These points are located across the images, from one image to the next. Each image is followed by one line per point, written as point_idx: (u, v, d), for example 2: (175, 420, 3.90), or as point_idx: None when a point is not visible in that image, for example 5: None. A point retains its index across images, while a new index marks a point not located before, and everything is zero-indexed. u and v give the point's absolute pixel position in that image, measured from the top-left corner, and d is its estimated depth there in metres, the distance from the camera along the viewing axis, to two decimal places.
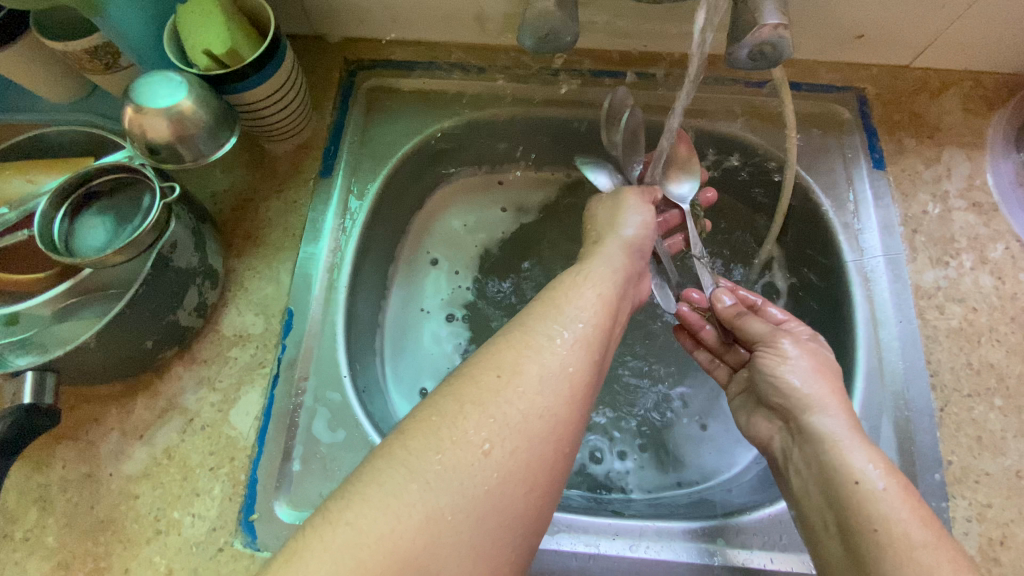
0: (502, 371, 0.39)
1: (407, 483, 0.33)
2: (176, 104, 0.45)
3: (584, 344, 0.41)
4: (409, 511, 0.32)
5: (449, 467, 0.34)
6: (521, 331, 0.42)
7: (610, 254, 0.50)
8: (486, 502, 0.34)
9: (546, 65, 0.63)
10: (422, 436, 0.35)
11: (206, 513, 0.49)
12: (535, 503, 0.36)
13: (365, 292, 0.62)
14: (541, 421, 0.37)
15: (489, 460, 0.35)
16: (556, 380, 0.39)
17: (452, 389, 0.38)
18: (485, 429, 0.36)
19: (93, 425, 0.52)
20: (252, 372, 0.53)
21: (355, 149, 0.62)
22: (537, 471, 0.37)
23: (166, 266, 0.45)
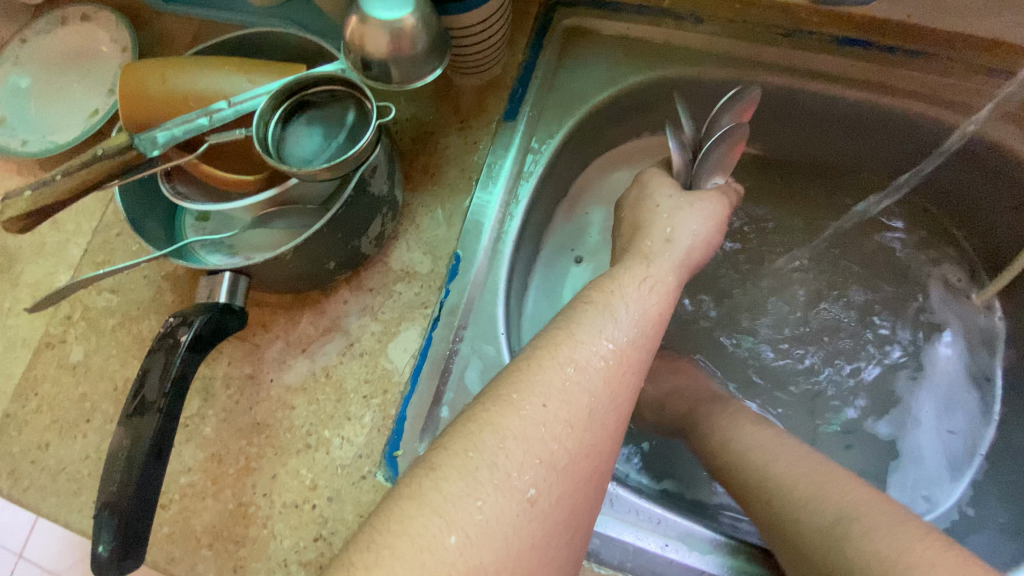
0: (547, 400, 0.36)
1: (446, 537, 0.30)
2: (400, 19, 0.42)
3: (621, 363, 0.40)
4: (449, 572, 0.29)
5: (492, 516, 0.31)
6: (556, 350, 0.38)
7: (658, 261, 0.47)
8: (529, 556, 0.32)
9: (779, 23, 0.55)
10: (459, 476, 0.32)
11: (354, 438, 0.50)
12: (574, 544, 0.35)
13: (526, 251, 0.59)
14: (587, 461, 0.36)
15: (536, 507, 0.33)
16: (601, 413, 0.37)
17: (488, 417, 0.35)
18: (529, 472, 0.33)
19: (260, 330, 0.53)
20: (414, 311, 0.52)
21: (542, 95, 0.58)
22: (577, 513, 0.35)
23: (364, 191, 0.44)
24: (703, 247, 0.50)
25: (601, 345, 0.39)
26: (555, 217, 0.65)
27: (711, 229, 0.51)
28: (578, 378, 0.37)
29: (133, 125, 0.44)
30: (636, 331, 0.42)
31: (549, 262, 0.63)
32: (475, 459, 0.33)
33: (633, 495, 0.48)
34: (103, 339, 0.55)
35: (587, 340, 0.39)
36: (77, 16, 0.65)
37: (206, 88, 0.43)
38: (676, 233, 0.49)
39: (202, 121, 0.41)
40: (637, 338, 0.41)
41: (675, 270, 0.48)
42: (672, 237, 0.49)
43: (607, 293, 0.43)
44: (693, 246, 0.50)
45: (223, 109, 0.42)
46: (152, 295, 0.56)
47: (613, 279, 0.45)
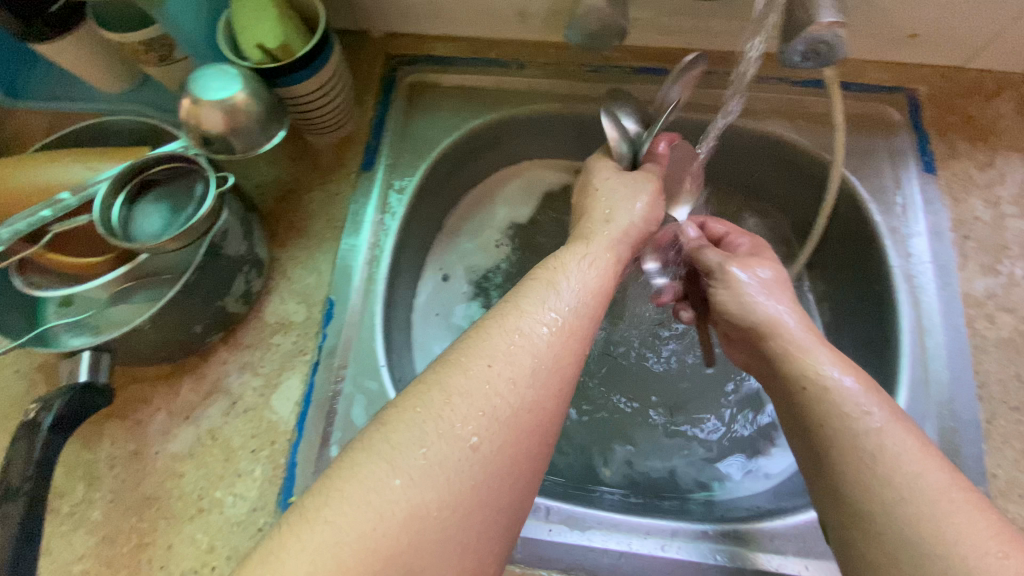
0: (492, 361, 0.38)
1: (391, 479, 0.33)
2: (232, 96, 0.46)
3: (567, 332, 0.41)
4: (392, 508, 0.32)
5: (435, 461, 0.34)
6: (504, 320, 0.40)
7: (597, 239, 0.48)
8: (472, 497, 0.34)
9: (587, 61, 0.64)
10: (407, 427, 0.35)
11: (247, 494, 0.51)
12: (514, 496, 0.36)
13: (402, 287, 0.63)
14: (530, 415, 0.37)
15: (477, 454, 0.35)
16: (545, 373, 0.39)
17: (438, 377, 0.38)
18: (472, 422, 0.35)
19: (141, 404, 0.54)
20: (293, 360, 0.54)
21: (396, 143, 0.63)
22: (520, 466, 0.36)
23: (217, 254, 0.47)
24: (645, 224, 0.51)
25: (546, 314, 0.41)
26: (432, 250, 0.69)
27: (656, 199, 0.51)
28: (523, 342, 0.39)
29: None
30: (582, 300, 0.43)
31: (433, 291, 0.67)
32: (421, 414, 0.36)
33: None
34: None
35: (532, 311, 0.41)
36: None
37: (48, 181, 0.46)
38: (613, 213, 0.50)
39: (46, 213, 0.43)
40: (584, 312, 0.42)
41: (629, 242, 0.49)
42: (612, 217, 0.50)
43: (551, 270, 0.45)
44: (633, 224, 0.50)
45: (66, 198, 0.44)
46: (25, 389, 0.55)
47: (557, 257, 0.46)
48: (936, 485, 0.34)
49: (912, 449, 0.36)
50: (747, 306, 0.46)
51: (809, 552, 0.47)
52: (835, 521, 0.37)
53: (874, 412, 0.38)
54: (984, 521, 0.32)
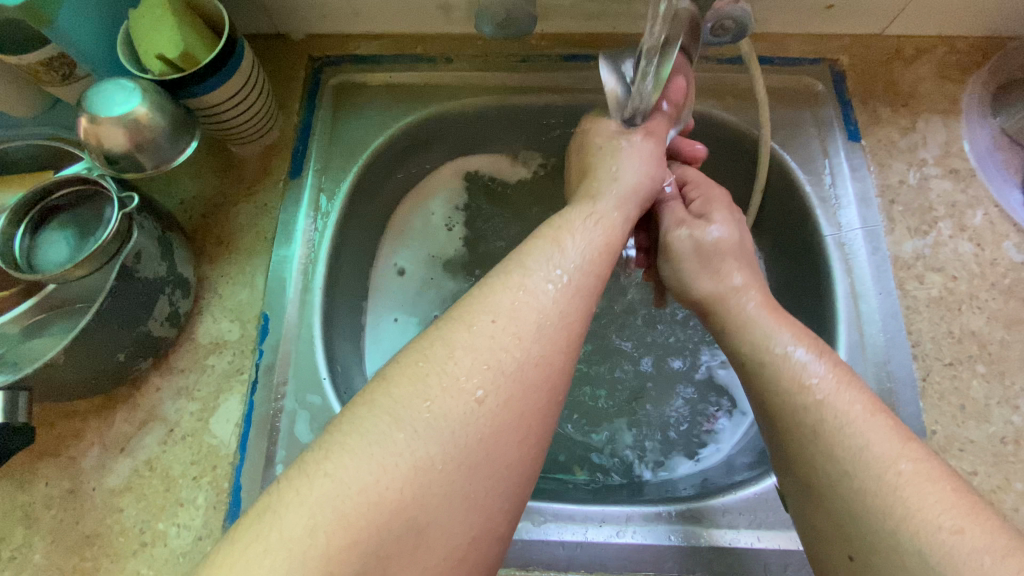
0: (496, 316, 0.35)
1: (395, 433, 0.31)
2: (132, 111, 0.44)
3: (575, 288, 0.39)
4: (396, 462, 0.30)
5: (439, 415, 0.32)
6: (508, 278, 0.38)
7: (606, 198, 0.46)
8: (477, 451, 0.32)
9: (515, 52, 0.63)
10: (410, 382, 0.33)
11: (191, 522, 0.49)
12: (526, 453, 0.34)
13: (344, 295, 0.61)
14: (536, 369, 0.35)
15: (483, 408, 0.33)
16: (551, 328, 0.36)
17: (441, 334, 0.35)
18: (477, 375, 0.34)
19: (73, 440, 0.52)
20: (230, 380, 0.52)
21: (325, 148, 0.62)
22: (529, 424, 0.34)
23: (132, 278, 0.44)
24: (648, 181, 0.48)
25: (552, 273, 0.38)
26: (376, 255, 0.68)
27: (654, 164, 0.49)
28: (528, 299, 0.37)
29: None
30: (587, 261, 0.41)
31: (382, 292, 0.66)
32: (426, 367, 0.34)
33: None
34: None
35: (537, 268, 0.38)
36: None
37: None
38: (622, 173, 0.47)
39: None
40: (591, 267, 0.40)
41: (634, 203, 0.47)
42: (619, 176, 0.47)
43: (556, 228, 0.42)
44: (640, 183, 0.47)
45: None
46: None
47: (561, 216, 0.44)
48: (884, 457, 0.33)
49: (857, 417, 0.35)
50: (686, 283, 0.48)
51: (759, 523, 0.47)
52: (790, 488, 0.37)
53: (818, 382, 0.37)
54: (935, 493, 0.31)
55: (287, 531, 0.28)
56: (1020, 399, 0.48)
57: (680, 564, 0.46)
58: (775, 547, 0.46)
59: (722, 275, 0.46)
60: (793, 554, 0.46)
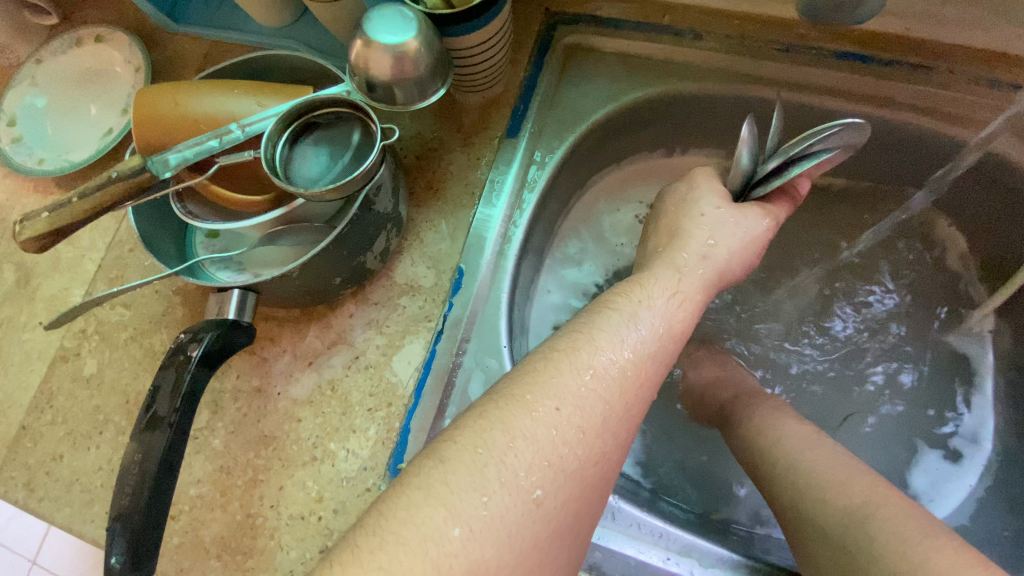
0: (561, 404, 0.36)
1: (450, 529, 0.31)
2: (404, 42, 0.43)
3: (637, 376, 0.39)
4: (452, 563, 0.30)
5: (497, 514, 0.32)
6: (574, 355, 0.38)
7: (690, 275, 0.46)
8: (532, 556, 0.32)
9: (777, 38, 0.56)
10: (467, 471, 0.33)
11: (359, 451, 0.50)
12: (569, 553, 0.35)
13: (528, 265, 0.59)
14: (595, 468, 0.36)
15: (539, 509, 0.33)
16: (615, 422, 0.37)
17: (500, 416, 0.35)
18: (537, 473, 0.34)
19: (268, 343, 0.54)
20: (418, 324, 0.53)
21: (544, 111, 0.59)
22: (581, 520, 0.36)
23: (370, 209, 0.45)
24: (738, 267, 0.49)
25: (620, 355, 0.39)
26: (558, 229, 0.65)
27: (754, 249, 0.49)
28: (595, 384, 0.37)
29: (146, 147, 0.46)
30: (657, 345, 0.41)
31: (555, 268, 0.64)
32: (484, 456, 0.33)
33: (635, 508, 0.48)
34: (115, 352, 0.57)
35: (606, 349, 0.39)
36: (91, 37, 0.67)
37: (218, 111, 0.45)
38: (716, 247, 0.47)
39: (213, 143, 0.43)
40: (653, 356, 0.41)
41: (704, 288, 0.46)
42: (711, 251, 0.47)
43: (631, 300, 0.43)
44: (729, 262, 0.48)
45: (233, 131, 0.44)
46: (163, 310, 0.57)
47: (641, 285, 0.45)
48: None
49: (806, 445, 0.47)
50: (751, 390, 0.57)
51: None
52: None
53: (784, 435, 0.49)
54: None
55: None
56: None
57: None
58: None
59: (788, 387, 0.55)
60: None
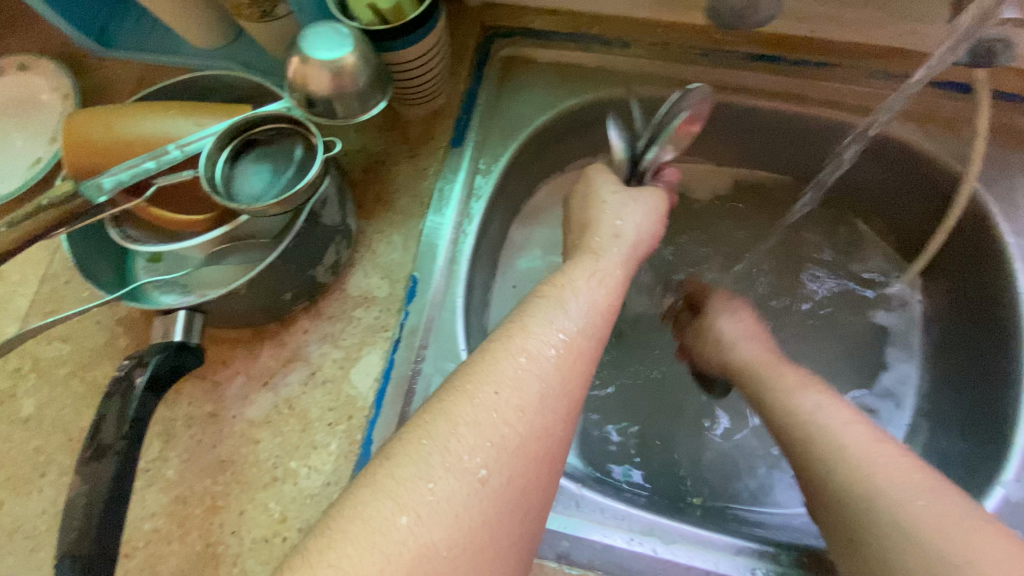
0: (499, 388, 0.36)
1: (397, 518, 0.31)
2: (341, 58, 0.44)
3: (572, 352, 0.40)
4: (399, 550, 0.30)
5: (443, 497, 0.32)
6: (509, 342, 0.39)
7: (607, 257, 0.48)
8: (481, 533, 0.32)
9: (696, 44, 0.60)
10: (412, 462, 0.33)
11: (322, 467, 0.50)
12: (522, 528, 0.35)
13: (482, 270, 0.60)
14: (537, 442, 0.36)
15: (485, 488, 0.33)
16: (552, 398, 0.38)
17: (443, 407, 0.36)
18: (480, 453, 0.34)
19: (220, 366, 0.53)
20: (374, 335, 0.53)
21: (487, 120, 0.61)
22: (528, 494, 0.36)
23: (316, 222, 0.45)
24: (648, 236, 0.52)
25: (553, 337, 0.40)
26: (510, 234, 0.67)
27: (655, 223, 0.52)
28: (530, 367, 0.38)
29: (79, 173, 0.45)
30: (587, 322, 0.43)
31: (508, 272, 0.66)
32: (427, 446, 0.34)
33: (599, 495, 0.49)
34: (55, 389, 0.54)
35: (538, 333, 0.40)
36: (13, 66, 0.65)
37: (152, 132, 0.44)
38: (624, 226, 0.50)
39: (149, 164, 0.43)
40: (587, 336, 0.42)
41: (625, 266, 0.49)
42: (621, 231, 0.50)
43: (557, 287, 0.44)
44: (639, 238, 0.51)
45: (170, 152, 0.44)
46: (106, 340, 0.55)
47: (564, 274, 0.46)
48: None
49: (863, 438, 0.41)
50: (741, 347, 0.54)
51: None
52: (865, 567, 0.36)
53: (834, 416, 0.44)
54: None
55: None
56: None
57: None
58: None
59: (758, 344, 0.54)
60: None
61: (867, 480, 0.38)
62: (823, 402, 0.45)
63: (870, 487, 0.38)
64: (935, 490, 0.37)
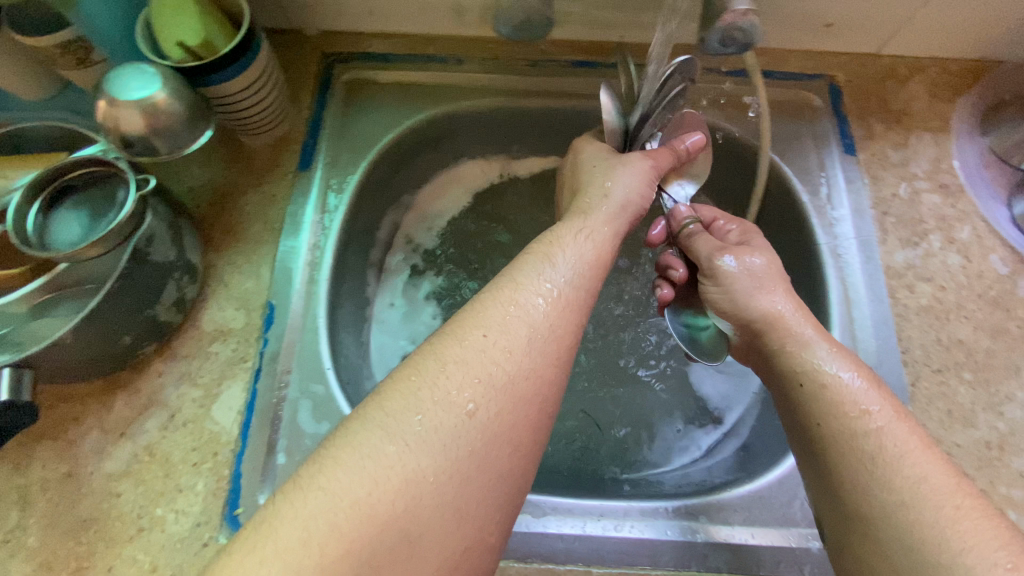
0: (487, 331, 0.37)
1: (386, 447, 0.32)
2: (150, 96, 0.44)
3: (564, 304, 0.40)
4: (388, 474, 0.31)
5: (430, 428, 0.33)
6: (501, 292, 0.39)
7: (596, 214, 0.47)
8: (469, 463, 0.33)
9: (524, 56, 0.65)
10: (401, 397, 0.34)
11: (190, 509, 0.48)
12: (516, 462, 0.35)
13: (348, 291, 0.61)
14: (526, 383, 0.36)
15: (473, 422, 0.34)
16: (542, 342, 0.37)
17: (433, 348, 0.36)
18: (468, 389, 0.34)
19: (72, 424, 0.51)
20: (233, 367, 0.52)
21: (334, 142, 0.62)
22: (519, 433, 0.35)
23: (143, 261, 0.45)
24: (638, 200, 0.50)
25: (543, 288, 0.40)
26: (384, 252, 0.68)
27: (647, 186, 0.50)
28: (519, 315, 0.38)
29: None
30: (578, 276, 0.42)
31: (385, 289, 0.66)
32: (418, 381, 0.34)
33: None
34: None
35: (529, 284, 0.40)
36: None
37: None
38: (613, 188, 0.49)
39: None
40: (577, 283, 0.42)
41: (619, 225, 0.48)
42: (611, 192, 0.49)
43: (546, 244, 0.44)
44: (631, 200, 0.49)
45: None
46: None
47: (553, 232, 0.45)
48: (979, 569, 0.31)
49: (914, 449, 0.37)
50: (742, 300, 0.48)
51: (755, 520, 0.49)
52: (828, 515, 0.39)
53: (878, 410, 0.39)
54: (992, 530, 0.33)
55: (282, 542, 0.28)
56: (1004, 406, 0.50)
57: (675, 558, 0.47)
58: (768, 543, 0.48)
59: (778, 291, 0.47)
60: (786, 549, 0.48)
61: (946, 524, 0.33)
62: (867, 385, 0.40)
63: (932, 515, 0.34)
64: (1001, 535, 0.33)
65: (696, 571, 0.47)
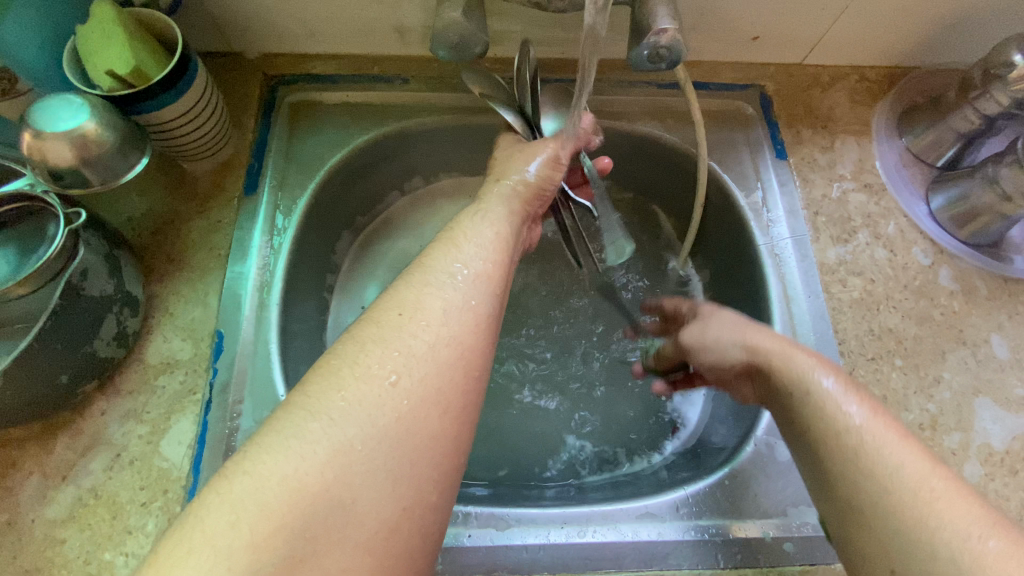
0: (402, 310, 0.37)
1: (309, 423, 0.31)
2: (80, 125, 0.43)
3: (480, 280, 0.40)
4: (314, 449, 0.31)
5: (354, 401, 0.32)
6: (417, 278, 0.39)
7: (494, 203, 0.48)
8: (397, 428, 0.32)
9: (469, 74, 0.66)
10: (323, 380, 0.34)
11: (141, 550, 0.46)
12: (450, 423, 0.34)
13: (301, 314, 0.60)
14: (448, 349, 0.36)
15: (397, 390, 0.33)
16: (459, 313, 0.37)
17: (353, 334, 0.36)
18: (390, 362, 0.34)
19: (9, 470, 0.48)
20: (182, 401, 0.51)
21: (281, 165, 0.61)
22: (450, 398, 0.35)
23: (78, 296, 0.43)
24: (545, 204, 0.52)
25: (456, 269, 0.40)
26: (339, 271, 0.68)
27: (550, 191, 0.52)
28: (437, 293, 0.38)
29: None
30: (489, 259, 0.42)
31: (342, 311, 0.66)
32: (338, 363, 0.34)
33: None
34: None
35: (441, 266, 0.40)
36: None
37: None
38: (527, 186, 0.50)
39: None
40: (489, 259, 0.42)
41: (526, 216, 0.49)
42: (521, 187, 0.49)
43: (449, 231, 0.44)
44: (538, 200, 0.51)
45: None
46: None
47: (459, 221, 0.46)
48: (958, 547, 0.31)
49: (892, 441, 0.36)
50: (726, 351, 0.47)
51: (706, 511, 0.51)
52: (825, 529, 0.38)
53: (856, 409, 0.38)
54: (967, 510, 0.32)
55: (210, 529, 0.28)
56: (934, 388, 0.54)
57: (639, 559, 0.48)
58: (726, 536, 0.49)
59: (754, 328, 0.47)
60: (744, 541, 0.49)
61: (927, 522, 0.32)
62: (844, 387, 0.39)
63: (913, 513, 0.33)
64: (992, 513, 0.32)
65: (659, 570, 0.48)
